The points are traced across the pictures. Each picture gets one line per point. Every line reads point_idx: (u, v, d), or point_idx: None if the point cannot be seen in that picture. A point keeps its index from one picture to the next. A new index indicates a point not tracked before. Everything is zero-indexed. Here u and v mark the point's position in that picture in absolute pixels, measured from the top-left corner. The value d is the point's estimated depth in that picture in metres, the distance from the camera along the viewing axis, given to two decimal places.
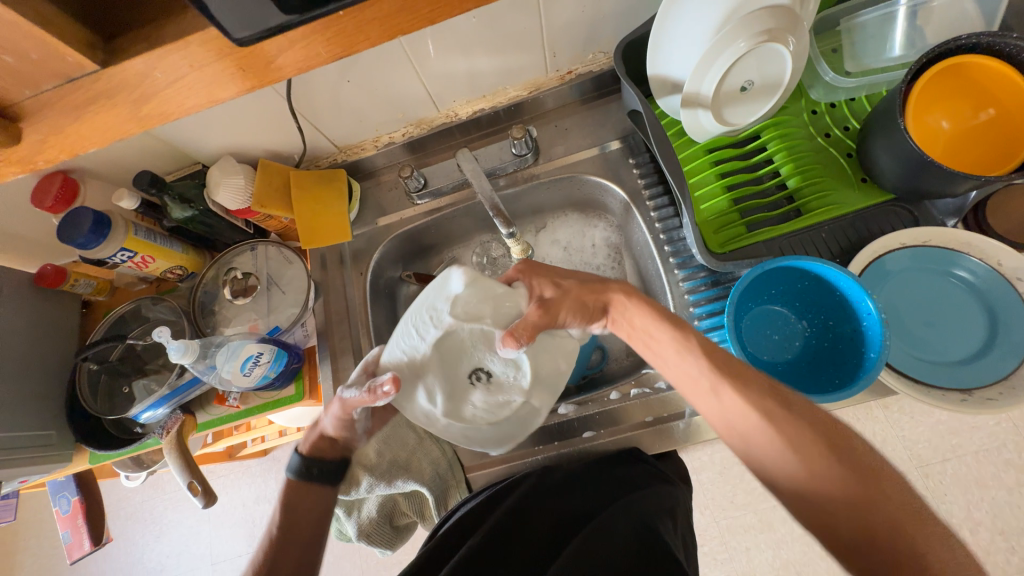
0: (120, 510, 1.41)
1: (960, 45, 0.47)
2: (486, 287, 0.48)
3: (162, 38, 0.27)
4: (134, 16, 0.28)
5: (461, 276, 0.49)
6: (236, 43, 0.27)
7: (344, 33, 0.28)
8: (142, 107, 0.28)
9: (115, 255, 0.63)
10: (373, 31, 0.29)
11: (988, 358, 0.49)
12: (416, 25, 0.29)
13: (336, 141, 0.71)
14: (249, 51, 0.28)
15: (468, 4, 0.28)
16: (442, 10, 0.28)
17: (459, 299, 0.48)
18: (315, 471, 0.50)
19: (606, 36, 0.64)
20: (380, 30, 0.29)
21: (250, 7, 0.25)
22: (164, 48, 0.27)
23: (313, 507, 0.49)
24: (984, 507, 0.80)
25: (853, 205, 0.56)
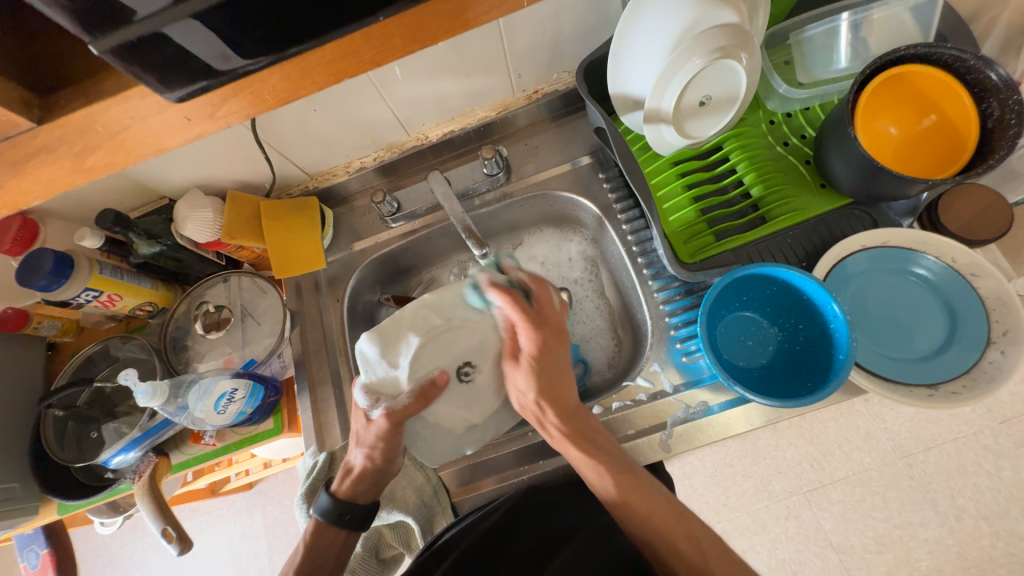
0: (97, 558, 1.35)
1: (901, 56, 0.50)
2: (388, 331, 0.52)
3: (103, 89, 0.27)
4: (76, 68, 0.28)
5: (368, 341, 0.52)
6: (174, 100, 0.27)
7: (290, 79, 0.29)
8: (86, 158, 0.28)
9: (79, 295, 0.61)
10: (317, 77, 0.29)
11: (950, 353, 0.51)
12: (362, 69, 0.30)
13: (306, 168, 0.71)
14: (193, 101, 0.28)
15: (412, 45, 0.29)
16: (387, 53, 0.29)
17: (384, 358, 0.52)
18: (342, 517, 0.50)
19: (569, 56, 0.65)
20: (327, 71, 0.29)
21: (194, 58, 0.25)
22: (106, 99, 0.26)
23: (333, 543, 0.51)
24: (967, 493, 0.81)
25: (814, 210, 0.58)
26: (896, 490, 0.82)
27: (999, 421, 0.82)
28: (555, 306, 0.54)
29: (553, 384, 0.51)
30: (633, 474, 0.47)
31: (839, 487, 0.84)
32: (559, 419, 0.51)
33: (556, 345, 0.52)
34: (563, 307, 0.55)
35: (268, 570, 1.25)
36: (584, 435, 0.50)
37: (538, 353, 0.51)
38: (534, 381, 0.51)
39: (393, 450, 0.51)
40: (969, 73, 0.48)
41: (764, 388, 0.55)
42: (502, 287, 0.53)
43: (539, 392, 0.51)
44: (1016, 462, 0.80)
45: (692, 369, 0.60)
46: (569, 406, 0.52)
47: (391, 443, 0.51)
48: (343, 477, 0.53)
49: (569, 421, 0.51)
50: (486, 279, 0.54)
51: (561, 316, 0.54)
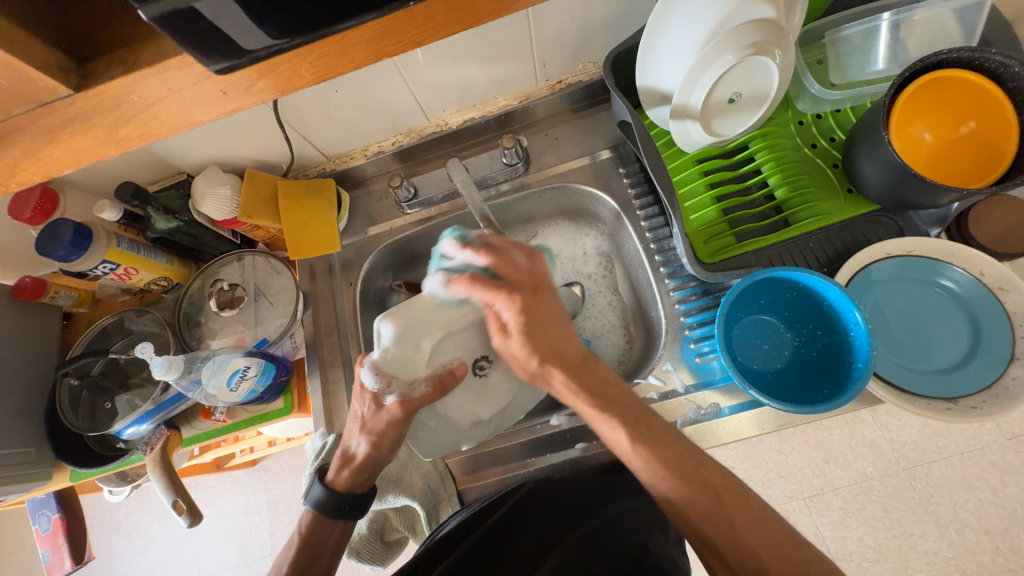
0: (104, 524, 1.38)
1: (942, 59, 0.48)
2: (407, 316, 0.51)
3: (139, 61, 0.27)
4: (109, 37, 0.27)
5: (386, 328, 0.51)
6: (214, 72, 0.27)
7: (329, 54, 0.28)
8: (118, 130, 0.28)
9: (96, 267, 0.61)
10: (355, 56, 0.29)
11: (971, 367, 0.50)
12: (402, 48, 0.29)
13: (325, 150, 0.70)
14: (230, 76, 0.27)
15: (454, 27, 0.28)
16: (428, 34, 0.28)
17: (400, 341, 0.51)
18: (342, 504, 0.52)
19: (596, 47, 0.64)
20: (366, 51, 0.29)
21: (233, 35, 0.25)
22: (142, 71, 0.26)
23: (332, 532, 0.52)
24: (970, 508, 0.81)
25: (839, 215, 0.56)
26: (898, 501, 0.82)
27: (1007, 437, 0.81)
28: (519, 264, 0.50)
29: (547, 339, 0.47)
30: (647, 424, 0.44)
31: (840, 494, 0.84)
32: (565, 374, 0.47)
33: (543, 295, 0.49)
34: (534, 260, 0.51)
35: (269, 545, 1.28)
36: (595, 389, 0.46)
37: (526, 311, 0.48)
38: (530, 346, 0.47)
39: (394, 439, 0.51)
40: (1012, 81, 0.47)
41: (777, 393, 0.54)
42: (477, 247, 0.51)
43: (541, 355, 0.47)
44: (1022, 478, 0.79)
45: (704, 370, 0.59)
46: (570, 360, 0.47)
47: (393, 432, 0.50)
48: (342, 466, 0.52)
49: (574, 376, 0.47)
50: (455, 245, 0.52)
51: (546, 270, 0.51)
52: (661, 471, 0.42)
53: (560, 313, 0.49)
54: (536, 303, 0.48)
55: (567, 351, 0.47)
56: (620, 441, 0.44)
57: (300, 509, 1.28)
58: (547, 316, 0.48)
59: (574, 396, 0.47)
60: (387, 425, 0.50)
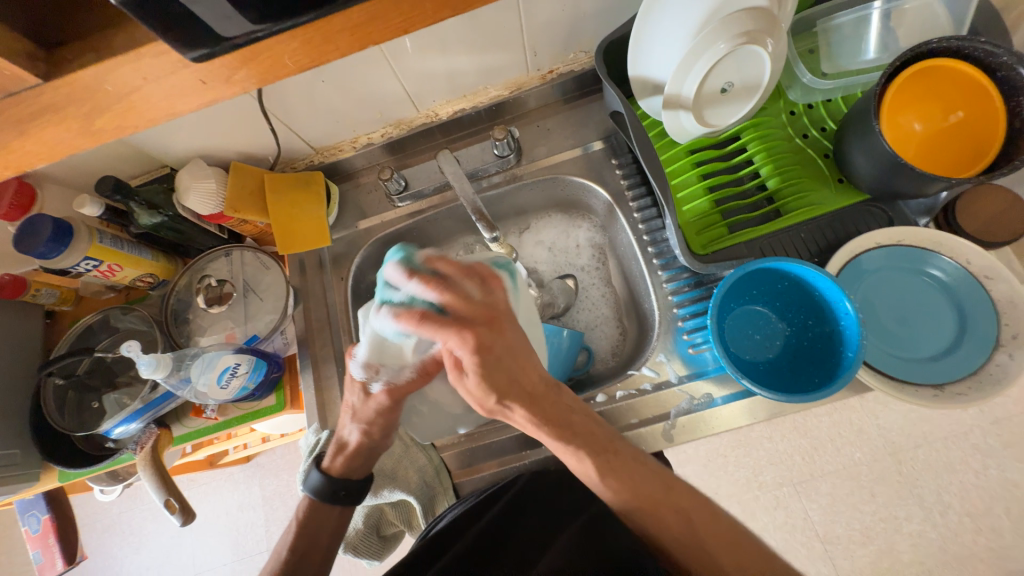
0: (95, 523, 1.36)
1: (933, 48, 0.48)
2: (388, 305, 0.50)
3: (114, 49, 0.26)
4: (82, 25, 0.26)
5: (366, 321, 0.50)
6: (194, 60, 0.25)
7: (312, 42, 0.27)
8: (94, 121, 0.27)
9: (78, 265, 0.60)
10: (341, 44, 0.28)
11: (958, 355, 0.51)
12: (389, 35, 0.28)
13: (312, 142, 0.69)
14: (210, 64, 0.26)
15: (443, 12, 0.27)
16: (418, 20, 0.28)
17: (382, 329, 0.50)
18: (337, 489, 0.52)
19: (587, 36, 0.63)
20: (352, 39, 0.28)
21: (213, 23, 0.24)
22: (117, 61, 0.25)
23: (329, 519, 0.52)
24: (953, 490, 0.83)
25: (830, 206, 0.57)
26: (884, 485, 0.84)
27: (989, 421, 0.83)
28: (472, 295, 0.43)
29: (502, 374, 0.42)
30: (615, 452, 0.43)
31: (828, 480, 0.86)
32: (527, 409, 0.42)
33: (499, 329, 0.42)
34: (490, 287, 0.44)
35: (264, 540, 1.28)
36: (560, 420, 0.43)
37: (478, 351, 0.40)
38: (484, 381, 0.41)
39: (386, 426, 0.51)
40: (1000, 70, 0.47)
41: (770, 382, 0.55)
42: (423, 277, 0.42)
43: (499, 392, 0.41)
44: (1002, 460, 0.81)
45: (697, 360, 0.60)
46: (533, 391, 0.43)
47: (383, 419, 0.50)
48: (336, 453, 0.53)
49: (536, 411, 0.42)
50: (399, 270, 0.44)
51: (504, 298, 0.44)
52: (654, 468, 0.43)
53: (523, 348, 0.43)
54: (496, 336, 0.42)
55: (516, 373, 0.42)
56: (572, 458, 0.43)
57: (296, 504, 1.28)
58: (509, 355, 0.42)
59: (537, 433, 0.43)
60: (376, 413, 0.50)
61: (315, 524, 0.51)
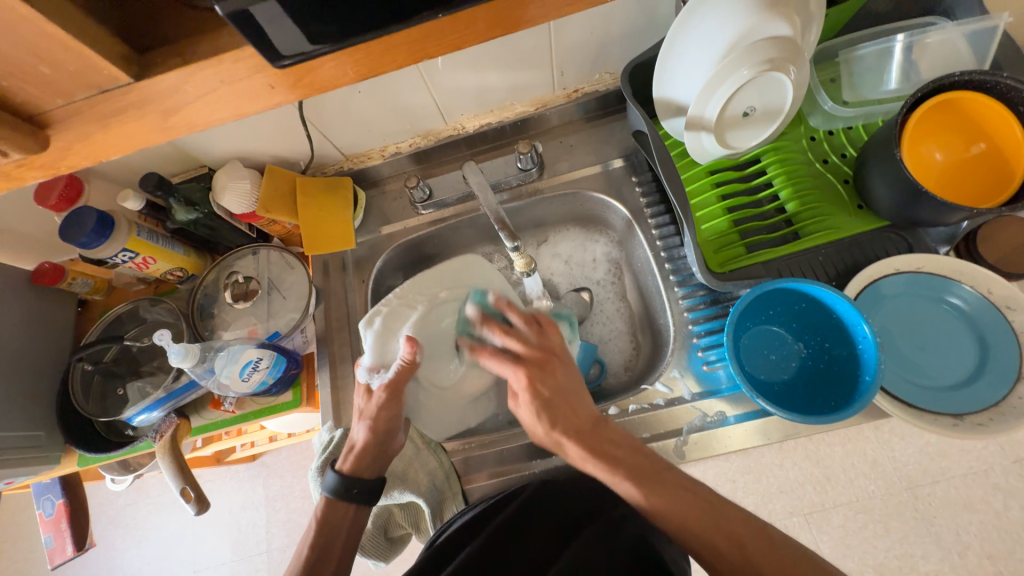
0: (101, 514, 1.38)
1: (954, 82, 0.49)
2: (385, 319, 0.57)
3: (192, 51, 0.28)
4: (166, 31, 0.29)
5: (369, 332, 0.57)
6: (275, 65, 0.28)
7: (372, 54, 0.29)
8: (168, 118, 0.29)
9: (116, 256, 0.63)
10: (395, 59, 0.30)
11: (979, 385, 0.51)
12: (440, 51, 0.30)
13: (343, 149, 0.72)
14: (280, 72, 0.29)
15: (494, 33, 0.30)
16: (469, 37, 0.30)
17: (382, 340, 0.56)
18: (349, 488, 0.52)
19: (613, 58, 0.65)
20: (408, 52, 0.30)
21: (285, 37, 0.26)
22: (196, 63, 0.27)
23: (345, 517, 0.52)
24: (971, 530, 0.81)
25: (850, 231, 0.57)
26: (899, 520, 0.82)
27: (1011, 460, 0.80)
28: (533, 339, 0.53)
29: (557, 411, 0.49)
30: (659, 479, 0.44)
31: (841, 511, 0.84)
32: (577, 444, 0.47)
33: (553, 370, 0.51)
34: (550, 335, 0.53)
35: (264, 542, 1.27)
36: (601, 452, 0.47)
37: (537, 386, 0.50)
38: (539, 413, 0.49)
39: (390, 420, 0.53)
40: (1022, 104, 0.47)
41: (785, 403, 0.55)
42: (491, 323, 0.54)
43: (551, 423, 0.49)
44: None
45: (711, 378, 0.60)
46: (579, 427, 0.49)
47: (388, 412, 0.53)
48: (347, 453, 0.54)
49: (588, 446, 0.47)
50: (478, 314, 0.56)
51: (559, 342, 0.53)
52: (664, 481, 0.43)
53: (579, 385, 0.51)
54: (547, 374, 0.50)
55: (574, 413, 0.49)
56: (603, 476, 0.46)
57: (298, 506, 1.28)
58: (560, 390, 0.50)
59: (585, 463, 0.47)
60: (378, 407, 0.53)
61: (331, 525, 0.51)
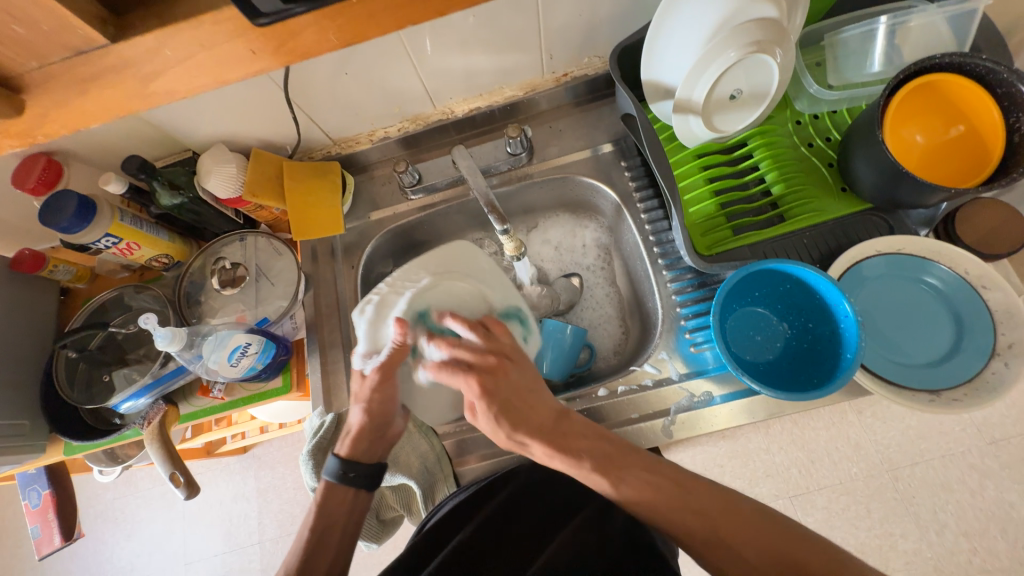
0: (89, 508, 1.36)
1: (934, 64, 0.50)
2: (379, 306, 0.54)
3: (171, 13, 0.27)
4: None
5: (363, 320, 0.53)
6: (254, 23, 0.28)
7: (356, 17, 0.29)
8: (149, 83, 0.29)
9: (98, 241, 0.62)
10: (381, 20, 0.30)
11: (955, 361, 0.52)
12: (426, 16, 0.29)
13: (331, 133, 0.71)
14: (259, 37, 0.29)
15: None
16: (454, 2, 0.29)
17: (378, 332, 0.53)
18: (348, 471, 0.52)
19: (602, 41, 0.65)
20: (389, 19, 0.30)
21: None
22: (176, 27, 0.27)
23: (342, 504, 0.52)
24: (949, 509, 0.83)
25: (834, 213, 0.58)
26: (880, 500, 0.85)
27: (987, 442, 0.83)
28: (478, 343, 0.49)
29: (514, 415, 0.46)
30: (622, 468, 0.44)
31: (825, 493, 0.86)
32: (544, 445, 0.45)
33: (506, 371, 0.47)
34: (499, 334, 0.50)
35: (256, 533, 1.27)
36: (570, 450, 0.45)
37: (490, 395, 0.46)
38: (498, 418, 0.46)
39: (386, 404, 0.51)
40: (1000, 86, 0.48)
41: (769, 382, 0.56)
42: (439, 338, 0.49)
43: (510, 426, 0.46)
44: (999, 481, 0.82)
45: (698, 359, 0.61)
46: (543, 427, 0.46)
47: (383, 396, 0.51)
48: (344, 438, 0.53)
49: (552, 444, 0.45)
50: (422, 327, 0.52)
51: (510, 341, 0.50)
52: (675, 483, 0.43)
53: (535, 380, 0.48)
54: (501, 375, 0.47)
55: (534, 413, 0.46)
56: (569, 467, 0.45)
57: (290, 498, 1.28)
58: (517, 392, 0.47)
59: (555, 464, 0.46)
60: (373, 392, 0.51)
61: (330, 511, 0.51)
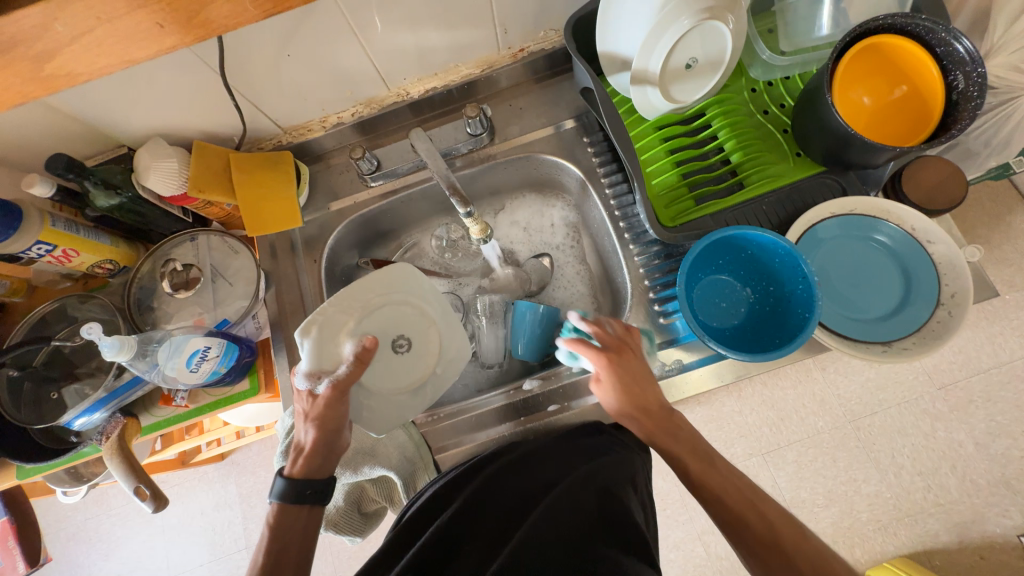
0: (60, 531, 1.30)
1: (878, 26, 0.51)
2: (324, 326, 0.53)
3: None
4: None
5: (306, 342, 0.52)
6: None
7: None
8: (42, 68, 0.28)
9: (29, 250, 0.57)
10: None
11: (905, 313, 0.55)
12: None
13: (280, 121, 0.67)
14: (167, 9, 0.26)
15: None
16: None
17: (323, 353, 0.53)
18: (301, 489, 0.49)
19: (556, 13, 0.63)
20: None
21: None
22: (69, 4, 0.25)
23: (299, 519, 0.49)
24: (906, 452, 0.89)
25: (789, 178, 0.60)
26: (844, 449, 0.90)
27: (937, 387, 0.89)
28: (613, 328, 0.53)
29: (632, 394, 0.49)
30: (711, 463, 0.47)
31: (794, 448, 0.91)
32: (650, 427, 0.49)
33: (629, 357, 0.51)
34: (626, 330, 0.53)
35: (243, 539, 1.25)
36: (665, 437, 0.49)
37: (615, 372, 0.50)
38: (619, 393, 0.50)
39: (335, 421, 0.51)
40: (939, 46, 0.50)
41: (735, 346, 0.57)
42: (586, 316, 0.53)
43: (629, 403, 0.49)
44: (948, 423, 0.88)
45: (668, 329, 0.62)
46: (649, 408, 0.49)
47: (332, 413, 0.51)
48: (295, 457, 0.51)
49: (655, 427, 0.49)
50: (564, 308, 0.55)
51: (635, 336, 0.53)
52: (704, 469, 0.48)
53: (650, 374, 0.51)
54: (626, 361, 0.50)
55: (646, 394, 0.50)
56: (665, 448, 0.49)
57: None
58: (637, 379, 0.50)
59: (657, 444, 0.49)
60: (323, 408, 0.51)
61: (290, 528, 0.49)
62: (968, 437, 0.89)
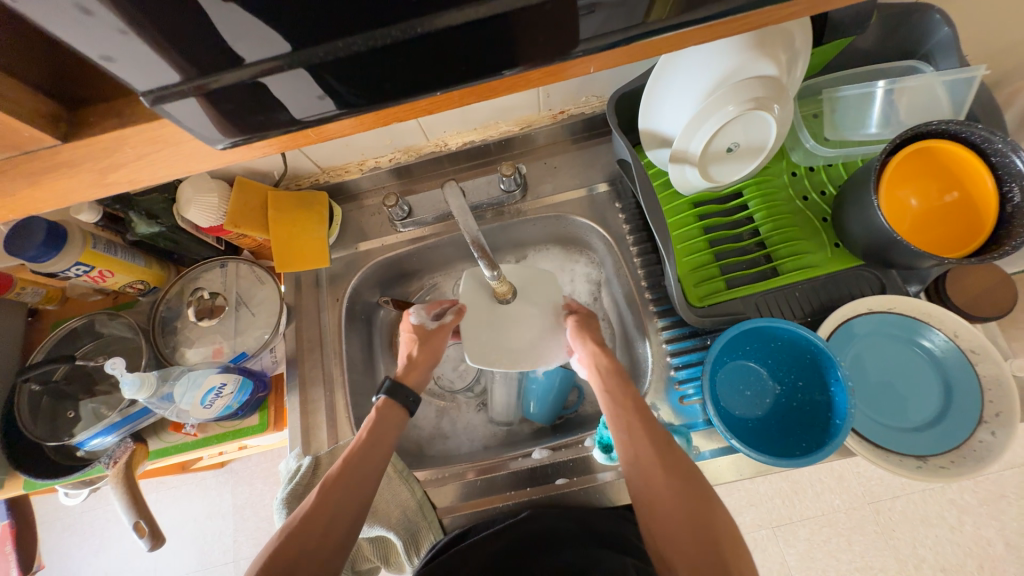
0: (55, 521, 1.31)
1: (931, 130, 0.50)
2: (486, 344, 0.59)
3: (136, 115, 0.28)
4: (106, 89, 0.29)
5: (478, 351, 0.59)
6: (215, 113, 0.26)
7: (344, 124, 0.31)
8: (105, 176, 0.30)
9: (69, 269, 0.58)
10: (360, 122, 0.31)
11: (944, 425, 0.52)
12: (406, 115, 0.31)
13: (320, 162, 0.69)
14: (224, 123, 0.27)
15: (469, 99, 0.30)
16: (441, 105, 0.30)
17: (473, 329, 0.60)
18: (411, 398, 0.58)
19: (600, 83, 0.64)
20: (374, 117, 0.31)
21: (244, 99, 0.26)
22: (143, 126, 0.28)
23: (342, 502, 0.48)
24: (929, 544, 0.83)
25: (826, 269, 0.57)
26: (862, 534, 0.84)
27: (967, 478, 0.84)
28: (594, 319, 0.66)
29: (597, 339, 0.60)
30: (687, 478, 0.46)
31: (807, 525, 0.85)
32: (610, 372, 0.56)
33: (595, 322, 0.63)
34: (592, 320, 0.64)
35: (232, 551, 1.24)
36: (635, 406, 0.52)
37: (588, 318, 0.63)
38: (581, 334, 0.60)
39: (433, 357, 0.63)
40: (995, 156, 0.48)
41: (757, 442, 0.55)
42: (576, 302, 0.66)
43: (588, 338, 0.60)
44: (976, 518, 0.83)
45: (688, 412, 0.60)
46: (613, 369, 0.57)
47: (432, 347, 0.63)
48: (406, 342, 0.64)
49: (620, 379, 0.55)
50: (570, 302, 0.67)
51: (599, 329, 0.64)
52: (675, 510, 0.44)
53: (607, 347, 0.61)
54: (591, 322, 0.63)
55: (631, 391, 0.54)
56: (650, 461, 0.48)
57: (267, 515, 1.25)
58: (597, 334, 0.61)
59: (610, 381, 0.56)
60: (431, 336, 0.63)
61: (352, 486, 0.49)
62: (998, 536, 0.82)
